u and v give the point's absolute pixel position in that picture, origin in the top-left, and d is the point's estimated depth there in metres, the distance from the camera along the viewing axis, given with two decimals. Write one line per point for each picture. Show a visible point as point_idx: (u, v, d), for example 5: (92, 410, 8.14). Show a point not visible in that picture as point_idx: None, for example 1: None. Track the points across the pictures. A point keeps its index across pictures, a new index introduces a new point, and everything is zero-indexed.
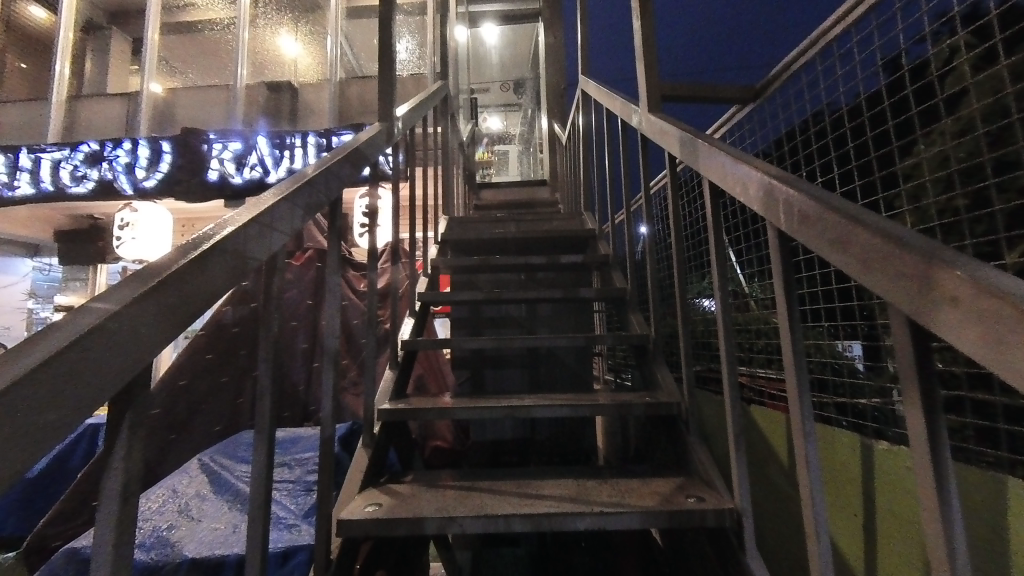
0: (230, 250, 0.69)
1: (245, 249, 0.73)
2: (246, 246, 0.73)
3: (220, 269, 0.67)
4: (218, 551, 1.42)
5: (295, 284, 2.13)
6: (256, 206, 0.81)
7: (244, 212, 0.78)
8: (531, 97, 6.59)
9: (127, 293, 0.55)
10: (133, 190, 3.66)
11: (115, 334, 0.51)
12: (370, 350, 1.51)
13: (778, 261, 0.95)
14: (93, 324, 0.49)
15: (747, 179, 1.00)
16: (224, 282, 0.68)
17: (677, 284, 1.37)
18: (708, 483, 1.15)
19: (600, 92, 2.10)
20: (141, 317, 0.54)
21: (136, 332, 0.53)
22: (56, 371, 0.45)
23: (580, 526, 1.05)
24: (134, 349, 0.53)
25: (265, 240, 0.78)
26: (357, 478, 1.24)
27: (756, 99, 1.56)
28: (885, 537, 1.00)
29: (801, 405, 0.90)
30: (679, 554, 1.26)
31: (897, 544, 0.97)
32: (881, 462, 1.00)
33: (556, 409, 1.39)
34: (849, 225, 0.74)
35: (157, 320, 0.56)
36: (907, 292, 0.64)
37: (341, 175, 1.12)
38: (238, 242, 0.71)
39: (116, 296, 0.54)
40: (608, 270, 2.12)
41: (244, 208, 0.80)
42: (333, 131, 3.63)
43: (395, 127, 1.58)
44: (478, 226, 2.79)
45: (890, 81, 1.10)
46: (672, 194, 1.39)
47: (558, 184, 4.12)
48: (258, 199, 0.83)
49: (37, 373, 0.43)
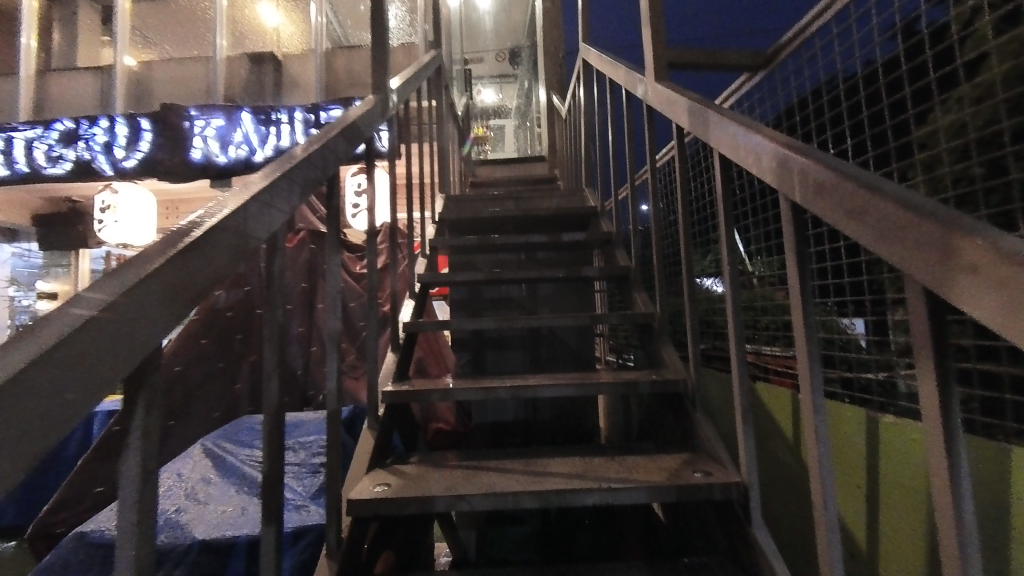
0: (230, 230, 0.66)
1: (246, 230, 0.69)
2: (247, 227, 0.69)
3: (222, 251, 0.63)
4: (231, 533, 1.40)
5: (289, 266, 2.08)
6: (254, 185, 0.77)
7: (243, 191, 0.74)
8: (527, 68, 6.40)
9: (131, 276, 0.51)
10: (113, 170, 3.51)
11: (118, 319, 0.47)
12: (371, 332, 1.48)
13: (790, 235, 0.93)
14: (101, 306, 0.46)
15: (760, 149, 0.97)
16: (227, 264, 0.64)
17: (684, 259, 1.35)
18: (715, 458, 1.17)
19: (603, 61, 2.02)
20: (144, 301, 0.50)
21: (144, 311, 0.50)
22: (61, 357, 0.42)
23: (589, 501, 1.06)
24: (139, 335, 0.49)
25: (265, 220, 0.74)
26: (364, 459, 1.23)
27: (767, 67, 1.51)
28: (889, 505, 1.02)
29: (812, 381, 0.89)
30: (683, 529, 1.29)
31: (902, 511, 0.99)
32: (887, 434, 1.02)
33: (563, 388, 1.39)
34: (866, 195, 0.71)
35: (162, 304, 0.53)
36: (925, 262, 0.62)
37: (337, 150, 1.07)
38: (238, 221, 0.68)
39: (118, 279, 0.51)
40: (610, 248, 2.10)
41: (240, 188, 0.75)
42: (321, 107, 3.50)
43: (390, 99, 1.51)
44: (475, 205, 2.74)
45: (908, 45, 1.06)
46: (679, 166, 1.36)
47: (557, 160, 4.04)
48: (257, 178, 0.79)
49: (40, 360, 0.41)
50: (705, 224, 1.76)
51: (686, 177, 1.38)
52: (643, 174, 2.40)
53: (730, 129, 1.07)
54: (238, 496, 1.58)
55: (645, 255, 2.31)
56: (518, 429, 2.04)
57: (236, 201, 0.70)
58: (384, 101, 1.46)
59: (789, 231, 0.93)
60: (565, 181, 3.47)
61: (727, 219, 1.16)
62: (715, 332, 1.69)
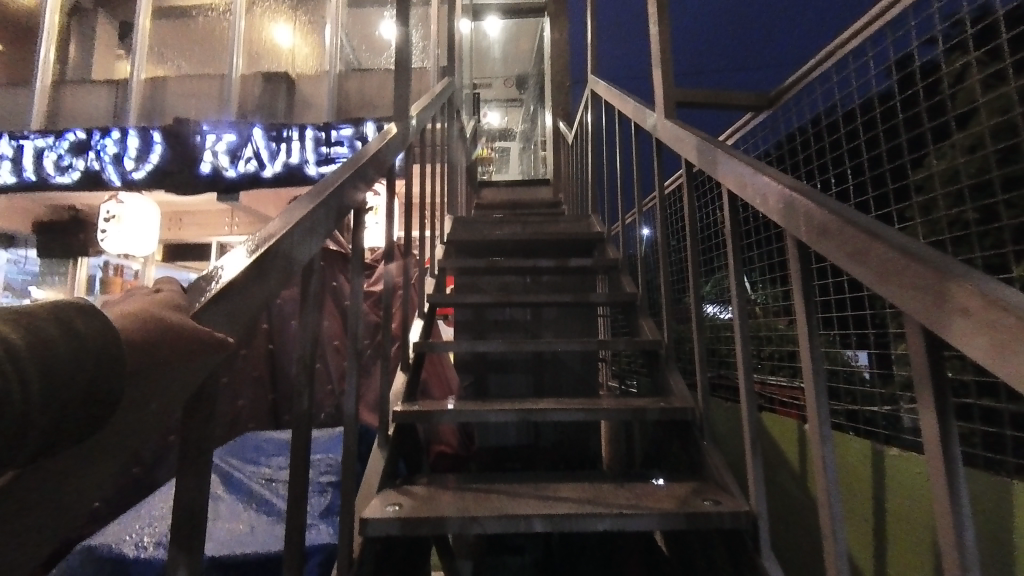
0: (278, 257, 0.72)
1: (291, 258, 0.76)
2: (290, 254, 0.75)
3: (272, 277, 0.70)
4: (239, 550, 1.34)
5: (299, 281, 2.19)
6: (296, 213, 0.83)
7: (288, 219, 0.80)
8: (534, 94, 6.59)
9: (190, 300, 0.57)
10: (121, 181, 3.55)
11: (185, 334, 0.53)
12: (383, 351, 1.51)
13: (797, 272, 0.97)
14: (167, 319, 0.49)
15: (766, 188, 1.02)
16: (272, 290, 0.70)
17: (691, 287, 1.40)
18: (721, 486, 1.19)
19: (612, 94, 2.11)
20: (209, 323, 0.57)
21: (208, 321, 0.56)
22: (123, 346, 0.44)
23: (599, 527, 1.06)
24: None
25: (304, 247, 0.80)
26: (375, 478, 1.24)
27: (771, 107, 1.59)
28: (896, 537, 1.04)
29: (819, 414, 0.92)
30: (687, 560, 1.28)
31: (909, 542, 1.01)
32: (894, 466, 1.05)
33: (573, 412, 1.40)
34: (866, 239, 0.76)
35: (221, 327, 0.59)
36: (921, 304, 0.66)
37: (365, 176, 1.12)
38: (283, 249, 0.74)
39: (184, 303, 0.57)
40: (616, 274, 2.15)
41: (280, 218, 0.81)
42: (332, 125, 3.57)
43: (410, 126, 1.58)
44: (482, 227, 2.80)
45: (904, 94, 1.14)
46: (687, 200, 1.42)
47: (562, 184, 4.13)
48: (301, 205, 0.86)
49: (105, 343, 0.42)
50: (711, 253, 1.82)
51: (694, 210, 1.44)
52: (649, 202, 2.47)
53: (737, 168, 1.13)
54: (247, 516, 1.53)
55: (651, 281, 2.36)
56: (519, 454, 2.04)
57: (282, 230, 0.77)
58: (404, 130, 1.53)
59: (795, 267, 0.98)
60: (571, 205, 3.55)
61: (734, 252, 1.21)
62: (721, 359, 1.73)
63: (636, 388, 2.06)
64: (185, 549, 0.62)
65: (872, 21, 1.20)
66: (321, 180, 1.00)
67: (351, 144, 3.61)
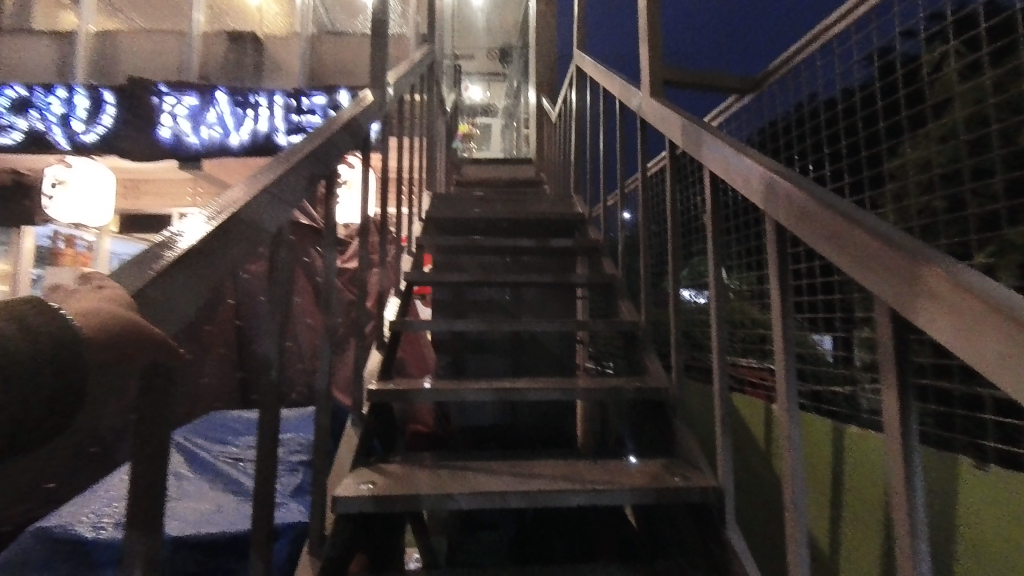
0: (244, 225, 0.68)
1: (259, 225, 0.71)
2: (256, 221, 0.71)
3: (237, 245, 0.66)
4: (205, 529, 1.32)
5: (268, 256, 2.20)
6: (263, 177, 0.78)
7: (256, 183, 0.76)
8: (517, 69, 6.42)
9: (144, 271, 0.53)
10: (69, 144, 3.28)
11: (150, 301, 0.51)
12: (358, 329, 1.47)
13: (774, 255, 0.99)
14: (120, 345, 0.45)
15: (749, 170, 1.02)
16: (236, 259, 0.65)
17: (671, 269, 1.41)
18: (690, 462, 1.23)
19: (598, 71, 2.08)
20: (173, 288, 0.54)
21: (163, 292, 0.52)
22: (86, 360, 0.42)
23: (573, 502, 1.08)
24: (161, 321, 0.52)
25: (272, 213, 0.76)
26: (348, 457, 1.22)
27: (755, 90, 1.60)
28: (851, 509, 1.10)
29: (789, 395, 0.95)
30: (656, 534, 1.33)
31: (863, 514, 1.07)
32: (852, 444, 1.10)
33: (550, 391, 1.41)
34: (843, 223, 0.77)
35: (185, 294, 0.55)
36: (891, 287, 0.67)
37: (339, 145, 1.07)
38: (249, 215, 0.69)
39: (135, 273, 0.52)
40: (596, 255, 2.16)
41: (244, 184, 0.75)
42: (303, 92, 3.40)
43: (387, 95, 1.51)
44: (462, 204, 2.74)
45: (884, 82, 1.15)
46: (670, 184, 1.43)
47: (545, 163, 4.08)
48: (274, 169, 0.82)
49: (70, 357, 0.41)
50: (692, 238, 1.84)
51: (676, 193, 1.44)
52: (631, 185, 2.47)
53: (721, 150, 1.13)
54: (216, 495, 1.51)
55: (630, 264, 2.38)
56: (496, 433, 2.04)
57: (250, 193, 0.72)
58: (381, 98, 1.47)
59: (773, 251, 0.99)
60: (554, 185, 3.52)
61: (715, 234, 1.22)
62: (696, 341, 1.77)
63: (612, 369, 2.10)
64: (142, 529, 0.59)
65: (857, 5, 1.20)
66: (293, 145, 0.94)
67: (325, 113, 3.45)
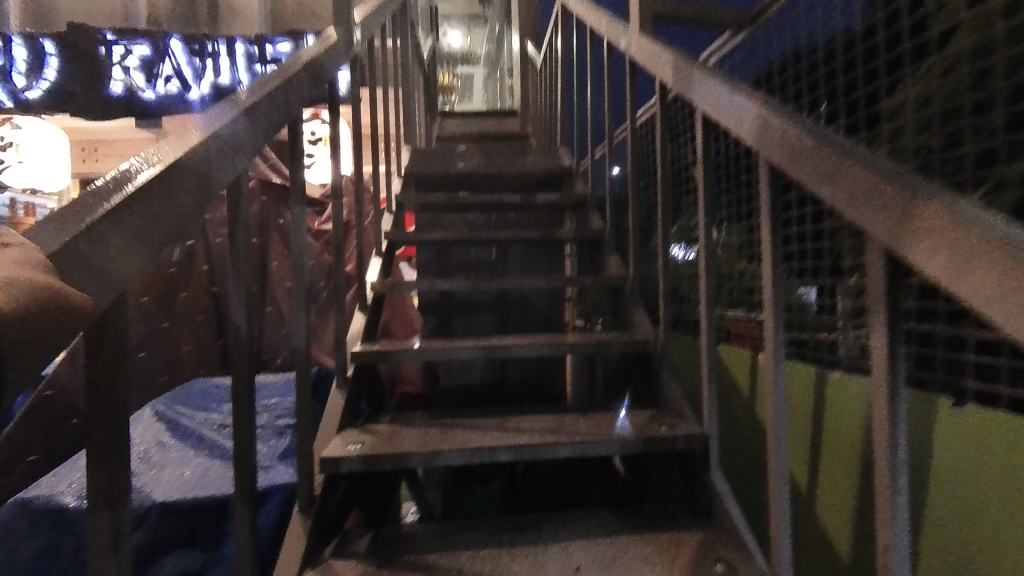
0: (192, 173, 0.61)
1: (213, 172, 0.65)
2: (208, 168, 0.64)
3: (186, 194, 0.59)
4: (192, 494, 1.34)
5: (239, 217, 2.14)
6: (212, 119, 0.70)
7: (207, 125, 0.68)
8: (498, 12, 6.00)
9: (76, 221, 0.47)
10: (12, 102, 3.00)
11: (85, 254, 0.45)
12: (337, 291, 1.42)
13: (766, 200, 0.95)
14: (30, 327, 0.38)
15: (742, 108, 0.96)
16: (188, 210, 0.59)
17: (659, 218, 1.37)
18: (676, 412, 1.25)
19: (583, 8, 1.93)
20: (112, 241, 0.48)
21: (98, 246, 0.46)
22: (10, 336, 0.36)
23: (561, 454, 1.10)
24: (96, 281, 0.46)
25: (226, 161, 0.69)
26: (334, 419, 1.21)
27: (750, 26, 1.50)
28: (829, 450, 1.15)
29: (775, 344, 0.94)
30: (641, 480, 1.37)
31: (841, 454, 1.12)
32: (834, 389, 1.13)
33: (538, 347, 1.40)
34: (840, 160, 0.72)
35: (125, 248, 0.49)
36: (886, 225, 0.64)
37: (299, 88, 0.97)
38: (199, 160, 0.62)
39: (64, 224, 0.46)
40: (584, 210, 2.10)
41: (192, 128, 0.67)
42: (266, 39, 3.13)
43: (354, 35, 1.38)
44: (444, 159, 2.63)
45: (886, 11, 1.08)
46: (660, 129, 1.36)
47: (530, 116, 3.91)
48: (226, 110, 0.74)
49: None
50: (681, 189, 1.80)
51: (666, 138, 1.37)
52: (619, 135, 2.37)
53: (713, 88, 1.05)
54: (199, 459, 1.50)
55: (618, 218, 2.33)
56: (485, 392, 2.07)
57: (198, 137, 0.65)
58: (346, 38, 1.33)
59: (765, 195, 0.95)
60: (539, 138, 3.39)
61: (704, 180, 1.17)
62: (683, 294, 1.76)
63: (600, 325, 2.10)
64: (106, 501, 0.56)
65: None
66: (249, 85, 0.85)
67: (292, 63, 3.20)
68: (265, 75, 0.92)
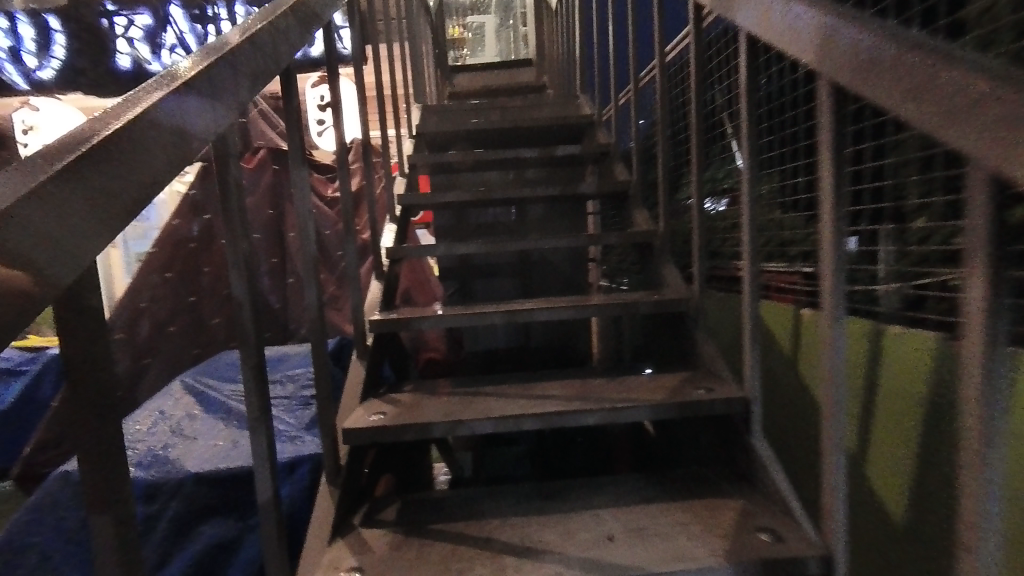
0: (164, 126, 0.54)
1: (187, 128, 0.57)
2: (181, 124, 0.57)
3: (157, 151, 0.52)
4: (224, 465, 1.38)
5: (251, 188, 2.11)
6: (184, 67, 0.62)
7: (178, 74, 0.60)
8: None
9: (25, 181, 0.40)
10: (26, 84, 3.01)
11: (35, 217, 0.39)
12: (351, 258, 1.37)
13: (827, 129, 0.80)
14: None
15: (799, 19, 0.81)
16: (160, 172, 0.52)
17: (695, 165, 1.24)
18: (713, 374, 1.17)
19: None
20: (69, 207, 0.42)
21: (49, 207, 0.40)
22: None
23: (590, 421, 1.04)
24: (53, 248, 0.39)
25: (207, 115, 0.61)
26: (356, 389, 1.18)
27: None
28: (883, 406, 1.10)
29: (835, 302, 0.82)
30: (673, 443, 1.32)
31: (895, 409, 1.07)
32: (893, 344, 1.06)
33: (561, 310, 1.32)
34: (933, 66, 0.58)
35: (84, 212, 0.43)
36: (998, 143, 0.51)
37: (287, 33, 0.88)
38: (168, 115, 0.55)
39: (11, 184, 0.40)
40: (607, 162, 1.96)
41: (166, 78, 0.60)
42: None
43: None
44: (456, 116, 2.49)
45: None
46: (695, 62, 1.22)
47: (546, 65, 3.66)
48: (201, 58, 0.65)
49: None
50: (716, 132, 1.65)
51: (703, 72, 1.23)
52: (643, 77, 2.17)
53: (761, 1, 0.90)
54: (224, 430, 1.54)
55: (645, 169, 2.17)
56: (509, 356, 2.02)
57: (168, 87, 0.57)
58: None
59: (824, 123, 0.80)
60: (557, 88, 3.18)
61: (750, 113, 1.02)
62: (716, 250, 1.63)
63: (627, 285, 2.00)
64: None
65: None
66: (229, 31, 0.76)
67: None
68: (248, 20, 0.82)
